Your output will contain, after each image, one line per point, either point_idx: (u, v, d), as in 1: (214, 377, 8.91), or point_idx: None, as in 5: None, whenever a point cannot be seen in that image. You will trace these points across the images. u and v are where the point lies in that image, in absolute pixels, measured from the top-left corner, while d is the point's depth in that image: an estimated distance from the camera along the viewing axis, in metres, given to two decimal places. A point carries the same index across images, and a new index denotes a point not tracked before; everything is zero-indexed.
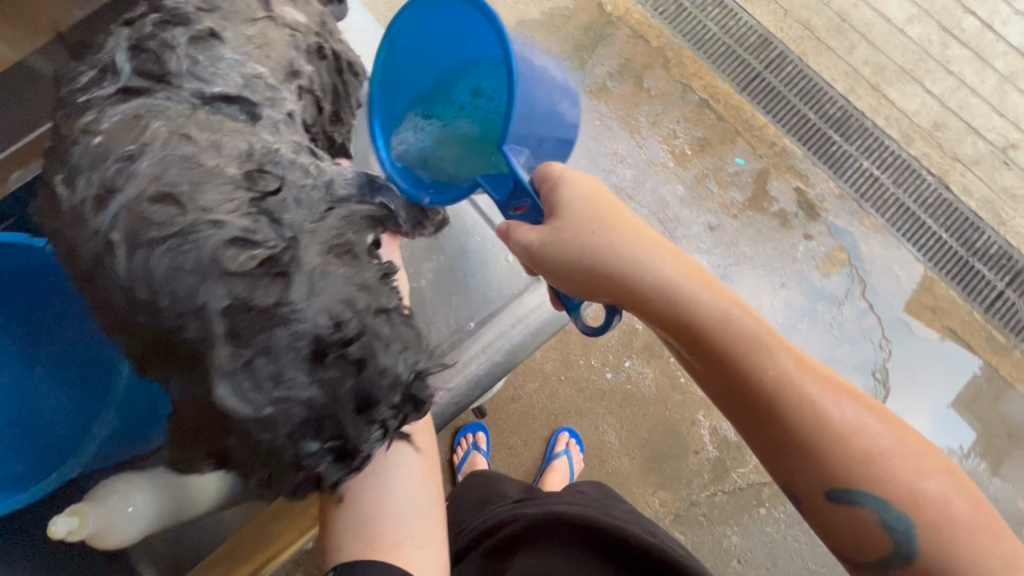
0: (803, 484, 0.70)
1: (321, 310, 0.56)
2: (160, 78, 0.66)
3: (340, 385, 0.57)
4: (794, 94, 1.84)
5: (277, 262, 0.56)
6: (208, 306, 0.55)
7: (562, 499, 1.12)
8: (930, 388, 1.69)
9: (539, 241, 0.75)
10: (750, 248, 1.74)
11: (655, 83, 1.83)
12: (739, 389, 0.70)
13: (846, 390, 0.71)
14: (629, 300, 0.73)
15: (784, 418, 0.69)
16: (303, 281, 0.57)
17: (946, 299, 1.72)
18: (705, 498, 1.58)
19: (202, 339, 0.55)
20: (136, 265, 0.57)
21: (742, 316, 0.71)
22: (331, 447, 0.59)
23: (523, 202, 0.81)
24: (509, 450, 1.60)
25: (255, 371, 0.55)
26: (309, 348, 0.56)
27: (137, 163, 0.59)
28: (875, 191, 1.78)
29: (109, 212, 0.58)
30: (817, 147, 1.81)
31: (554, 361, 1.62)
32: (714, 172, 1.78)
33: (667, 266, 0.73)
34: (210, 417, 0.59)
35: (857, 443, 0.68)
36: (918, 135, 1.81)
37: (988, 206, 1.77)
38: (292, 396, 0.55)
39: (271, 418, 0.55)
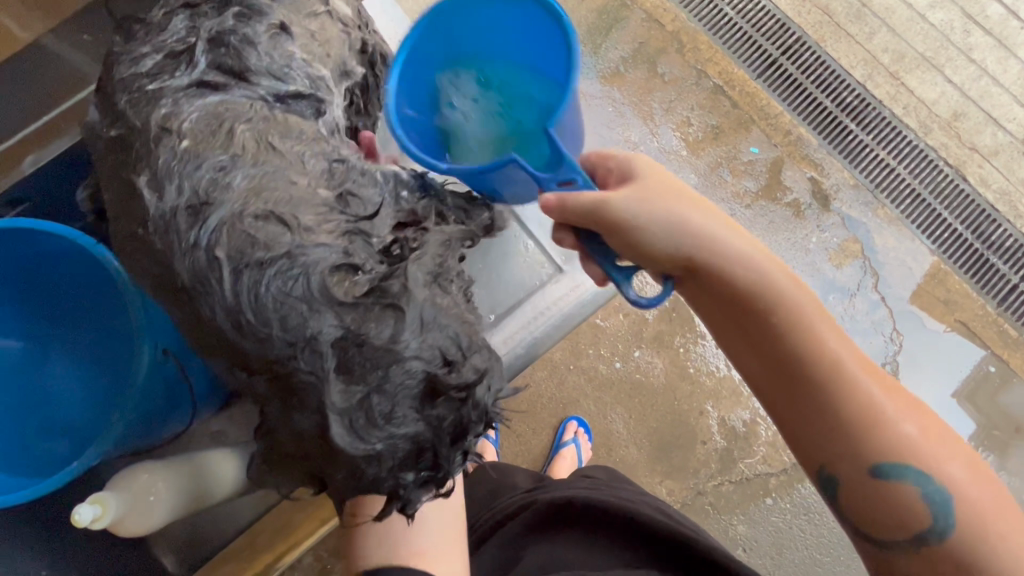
0: (847, 456, 0.80)
1: (432, 349, 0.59)
2: (240, 73, 0.72)
3: (443, 419, 0.59)
4: (811, 81, 1.80)
5: (389, 294, 0.59)
6: (319, 336, 0.58)
7: (573, 484, 1.13)
8: (940, 382, 1.68)
9: (624, 202, 0.80)
10: (762, 239, 1.72)
11: (669, 68, 1.80)
12: (784, 356, 0.82)
13: (888, 380, 0.83)
14: (701, 269, 0.83)
15: (824, 385, 0.80)
16: (415, 315, 0.59)
17: (959, 292, 1.71)
18: (711, 488, 1.59)
19: (314, 371, 0.58)
20: (244, 290, 0.60)
21: (808, 298, 0.83)
22: (425, 475, 0.62)
23: (570, 177, 0.83)
24: (518, 438, 1.61)
25: (369, 407, 0.57)
26: (422, 384, 0.58)
27: (230, 174, 0.64)
28: (891, 181, 1.76)
29: (208, 227, 0.62)
30: (833, 136, 1.78)
31: (563, 350, 1.62)
32: (728, 160, 1.75)
33: (749, 247, 0.84)
34: (303, 438, 0.61)
35: (897, 422, 0.79)
36: (937, 124, 1.78)
37: (1006, 198, 1.74)
38: (399, 432, 0.58)
39: (379, 453, 0.58)
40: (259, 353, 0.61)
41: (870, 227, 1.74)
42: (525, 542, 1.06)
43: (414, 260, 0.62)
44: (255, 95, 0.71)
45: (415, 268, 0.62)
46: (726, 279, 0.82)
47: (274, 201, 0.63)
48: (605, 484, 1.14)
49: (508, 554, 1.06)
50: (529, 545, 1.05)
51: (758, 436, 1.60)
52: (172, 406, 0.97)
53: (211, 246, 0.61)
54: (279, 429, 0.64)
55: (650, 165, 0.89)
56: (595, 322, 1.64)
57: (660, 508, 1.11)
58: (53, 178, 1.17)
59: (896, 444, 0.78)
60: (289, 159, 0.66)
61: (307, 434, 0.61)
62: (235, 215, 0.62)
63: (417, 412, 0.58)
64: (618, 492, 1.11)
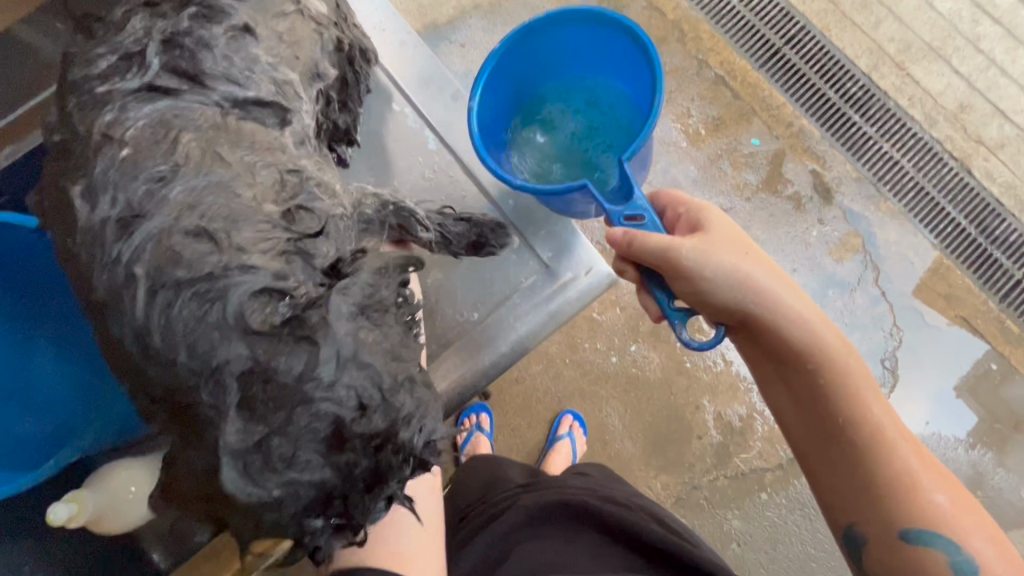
0: (874, 514, 0.83)
1: (347, 390, 0.61)
2: (196, 76, 0.76)
3: (352, 466, 0.60)
4: (814, 71, 1.77)
5: (306, 325, 0.62)
6: (225, 366, 0.61)
7: (567, 485, 1.12)
8: (939, 379, 1.66)
9: (690, 250, 0.87)
10: (762, 233, 1.69)
11: (670, 58, 1.77)
12: (823, 406, 0.87)
13: (920, 448, 0.86)
14: (757, 323, 0.88)
15: (860, 440, 0.84)
16: (331, 352, 0.61)
17: (961, 287, 1.69)
18: (707, 482, 1.58)
19: (215, 403, 0.61)
20: (157, 312, 0.64)
21: (857, 362, 0.88)
22: (334, 522, 0.63)
23: (641, 215, 0.96)
24: (512, 432, 1.60)
25: (268, 450, 0.59)
26: (329, 429, 0.60)
27: (168, 185, 0.68)
28: (894, 174, 1.73)
29: (133, 242, 0.66)
30: (836, 128, 1.75)
31: (559, 343, 1.62)
32: (728, 152, 1.73)
33: (810, 309, 0.89)
34: (206, 480, 0.62)
35: (928, 491, 0.82)
36: (942, 116, 1.75)
37: (1010, 191, 1.72)
38: (301, 478, 0.59)
39: (279, 498, 0.59)
40: (169, 374, 0.64)
41: (872, 221, 1.71)
42: (518, 537, 1.05)
43: (341, 290, 0.64)
44: (207, 100, 0.75)
45: (340, 299, 0.63)
46: (781, 335, 0.87)
47: (208, 218, 0.66)
48: (600, 487, 1.15)
49: (499, 550, 1.05)
50: (521, 543, 1.04)
51: (754, 431, 1.60)
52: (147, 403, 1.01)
53: (131, 265, 0.66)
54: (185, 467, 0.65)
55: (728, 224, 0.94)
56: (591, 316, 1.63)
57: (653, 513, 1.12)
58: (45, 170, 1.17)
59: (924, 510, 0.81)
60: (235, 169, 0.70)
61: (207, 473, 0.61)
62: (158, 233, 0.66)
63: (321, 459, 0.59)
64: (613, 494, 1.12)
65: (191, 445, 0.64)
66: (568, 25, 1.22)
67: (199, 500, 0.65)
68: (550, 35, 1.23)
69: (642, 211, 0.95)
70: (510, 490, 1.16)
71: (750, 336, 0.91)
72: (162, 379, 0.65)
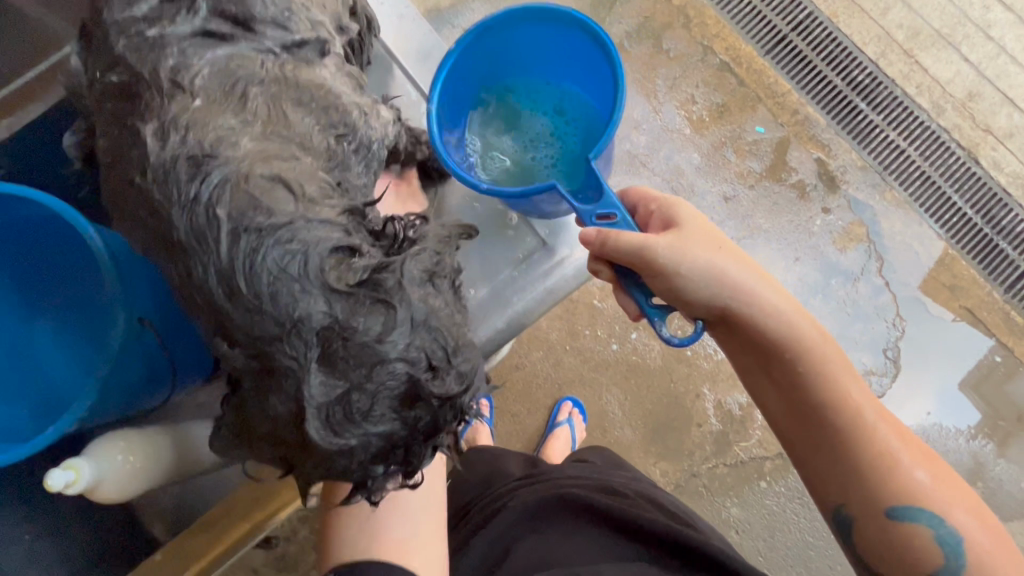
0: (856, 495, 0.84)
1: (418, 351, 0.58)
2: (246, 22, 0.72)
3: (420, 421, 0.60)
4: (821, 58, 1.74)
5: (382, 288, 0.59)
6: (308, 319, 0.58)
7: (565, 477, 1.13)
8: (940, 370, 1.65)
9: (664, 247, 0.85)
10: (765, 221, 1.68)
11: (674, 44, 1.75)
12: (806, 398, 0.87)
13: (898, 427, 0.86)
14: (733, 317, 0.87)
15: (845, 429, 0.84)
16: (406, 314, 0.59)
17: (966, 278, 1.67)
18: (706, 470, 1.59)
19: (296, 356, 0.58)
20: (241, 255, 0.60)
21: (833, 351, 0.87)
22: (396, 467, 0.63)
23: (613, 214, 0.91)
24: (512, 418, 1.60)
25: (348, 403, 0.57)
26: (400, 389, 0.58)
27: (238, 135, 0.64)
28: (900, 163, 1.71)
29: (211, 182, 0.62)
30: (842, 117, 1.73)
31: (559, 331, 1.61)
32: (732, 140, 1.71)
33: (784, 300, 0.88)
34: (283, 424, 0.60)
35: (908, 469, 0.83)
36: (950, 105, 1.72)
37: (1018, 181, 1.70)
38: (374, 430, 0.58)
39: (352, 447, 0.58)
40: (246, 323, 0.60)
41: (877, 211, 1.70)
42: (519, 532, 1.05)
43: (413, 255, 0.63)
44: (263, 47, 0.72)
45: (412, 263, 0.62)
46: (759, 327, 0.87)
47: (283, 168, 0.64)
48: (597, 478, 1.14)
49: (500, 545, 1.05)
50: (522, 539, 1.04)
51: (754, 420, 1.59)
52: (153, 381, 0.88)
53: (213, 205, 0.61)
54: (253, 406, 0.63)
55: (701, 216, 0.92)
56: (593, 303, 1.62)
57: (650, 498, 1.12)
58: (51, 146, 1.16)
59: (905, 487, 0.82)
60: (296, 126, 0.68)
61: (286, 418, 0.60)
62: (234, 171, 0.62)
63: (389, 411, 0.58)
64: (610, 485, 1.12)
65: (268, 393, 0.61)
66: (536, 27, 1.11)
67: (267, 443, 0.64)
68: (514, 34, 1.11)
69: (614, 210, 0.91)
70: (508, 485, 1.15)
71: (728, 331, 0.90)
72: (240, 327, 0.61)
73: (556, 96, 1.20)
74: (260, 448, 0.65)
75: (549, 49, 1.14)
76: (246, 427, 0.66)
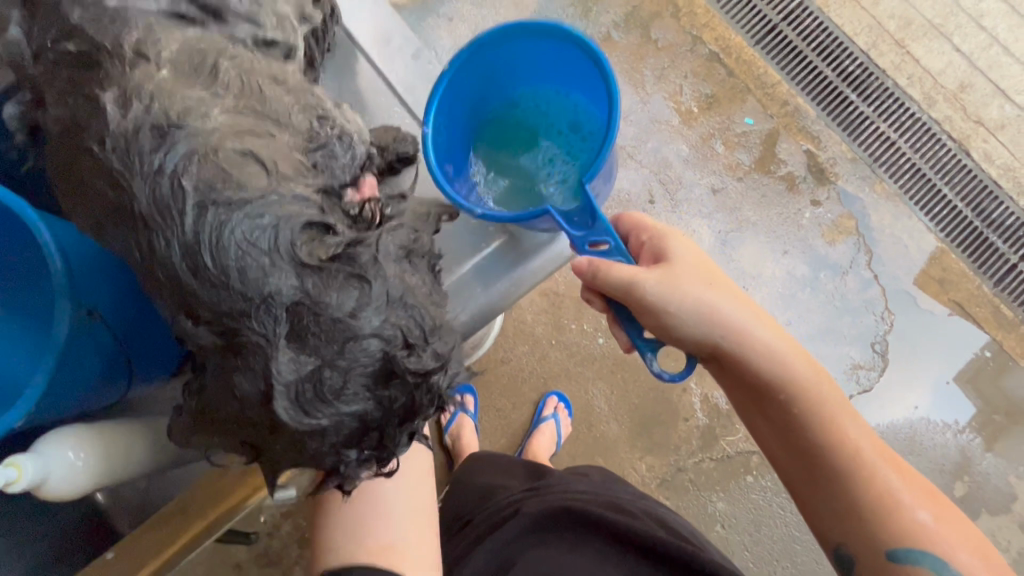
0: (855, 536, 0.81)
1: (393, 328, 0.55)
2: (217, 11, 0.67)
3: (395, 401, 0.56)
4: (812, 49, 1.72)
5: (357, 264, 0.54)
6: (276, 296, 0.52)
7: (570, 488, 1.12)
8: (930, 365, 1.64)
9: (654, 286, 0.81)
10: (753, 214, 1.66)
11: (663, 34, 1.72)
12: (800, 435, 0.85)
13: (898, 465, 0.84)
14: (725, 354, 0.85)
15: (840, 466, 0.82)
16: (381, 292, 0.54)
17: (956, 271, 1.66)
18: (692, 465, 1.58)
19: (265, 333, 0.52)
20: (207, 230, 0.52)
21: (826, 387, 0.85)
22: (369, 452, 0.59)
23: (603, 238, 0.82)
24: (497, 413, 1.59)
25: (318, 381, 0.53)
26: (376, 368, 0.54)
27: (208, 107, 0.57)
28: (891, 155, 1.69)
29: (176, 153, 0.54)
30: (833, 108, 1.71)
31: (545, 325, 1.60)
32: (720, 131, 1.69)
33: (777, 336, 0.86)
34: (247, 405, 0.55)
35: (911, 512, 0.80)
36: (942, 96, 1.70)
37: (1009, 174, 1.68)
38: (347, 410, 0.54)
39: (324, 428, 0.54)
40: (211, 302, 0.53)
41: (867, 205, 1.68)
42: (522, 546, 1.02)
43: (389, 231, 0.59)
44: (235, 37, 0.67)
45: (388, 240, 0.58)
46: (750, 364, 0.85)
47: (252, 138, 0.56)
48: (597, 489, 1.13)
49: (503, 560, 1.02)
50: (526, 552, 1.01)
51: None
52: (112, 379, 0.75)
53: (179, 175, 0.53)
54: (212, 382, 0.58)
55: (693, 247, 0.89)
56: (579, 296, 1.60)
57: (656, 517, 1.10)
58: None
59: (910, 532, 0.78)
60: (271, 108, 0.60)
61: (250, 399, 0.54)
62: (198, 135, 0.54)
63: (365, 391, 0.54)
64: (616, 501, 1.10)
65: (233, 373, 0.55)
66: (540, 37, 0.88)
67: (232, 426, 0.59)
68: (513, 47, 0.90)
69: (606, 233, 0.81)
70: (509, 498, 1.13)
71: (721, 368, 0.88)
72: (206, 304, 0.53)
73: (568, 110, 0.96)
74: (219, 427, 0.60)
75: (556, 66, 0.92)
76: (208, 409, 0.60)
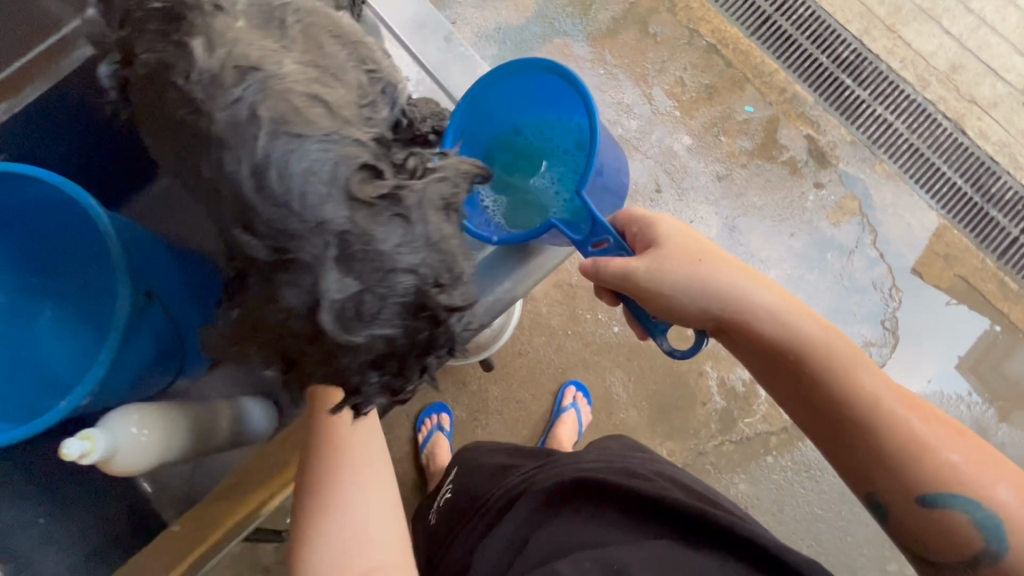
0: (890, 492, 0.78)
1: (429, 265, 0.50)
2: None
3: (420, 337, 0.52)
4: (806, 38, 1.77)
5: (403, 203, 0.49)
6: (324, 222, 0.46)
7: (581, 461, 1.11)
8: (939, 339, 1.67)
9: (644, 269, 0.81)
10: (759, 198, 1.69)
11: (661, 28, 1.76)
12: (823, 402, 0.82)
13: (922, 411, 0.80)
14: (731, 327, 0.85)
15: (871, 424, 0.79)
16: (422, 227, 0.49)
17: (958, 246, 1.69)
18: (712, 448, 1.59)
19: (303, 257, 0.47)
20: (257, 144, 0.46)
21: (841, 347, 0.83)
22: (388, 383, 0.54)
23: (603, 238, 0.84)
24: (517, 405, 1.60)
25: (357, 305, 0.48)
26: (412, 304, 0.50)
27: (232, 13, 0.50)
28: (889, 137, 1.73)
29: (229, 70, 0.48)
30: (829, 93, 1.75)
31: (560, 316, 1.62)
32: (722, 120, 1.73)
33: (779, 302, 0.85)
34: (285, 321, 0.49)
35: (942, 457, 0.77)
36: (934, 78, 1.75)
37: (1005, 149, 1.72)
38: (375, 334, 0.49)
39: (346, 356, 0.49)
40: (254, 216, 0.47)
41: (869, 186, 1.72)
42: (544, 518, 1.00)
43: (437, 177, 0.52)
44: None
45: (433, 184, 0.51)
46: (756, 333, 0.83)
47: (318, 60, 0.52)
48: (609, 462, 1.11)
49: (522, 535, 0.99)
50: (546, 522, 1.00)
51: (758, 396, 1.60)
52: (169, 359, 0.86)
53: (257, 103, 0.47)
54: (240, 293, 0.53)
55: (681, 224, 0.88)
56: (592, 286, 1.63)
57: (676, 484, 1.08)
58: None
59: (942, 476, 0.76)
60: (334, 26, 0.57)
61: (287, 316, 0.48)
62: (276, 78, 0.48)
63: (395, 323, 0.50)
64: (631, 471, 1.08)
65: (273, 288, 0.48)
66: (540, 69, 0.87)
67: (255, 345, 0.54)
68: (508, 86, 0.89)
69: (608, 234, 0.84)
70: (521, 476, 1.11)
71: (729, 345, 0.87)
72: (248, 218, 0.47)
73: (572, 130, 0.92)
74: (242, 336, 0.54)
75: (556, 92, 0.90)
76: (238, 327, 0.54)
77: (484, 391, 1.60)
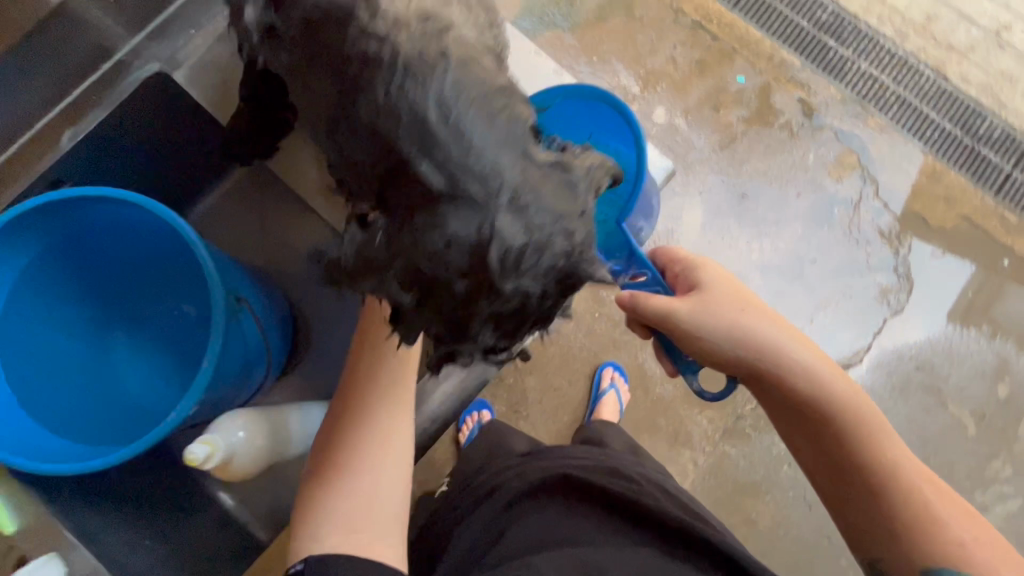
0: (889, 554, 0.85)
1: (580, 235, 0.63)
2: None
3: (548, 296, 0.63)
4: (787, 5, 1.82)
5: (565, 173, 0.65)
6: (504, 175, 0.61)
7: (568, 455, 1.06)
8: (944, 281, 1.70)
9: (689, 312, 0.88)
10: (761, 163, 1.73)
11: (646, 11, 1.81)
12: (841, 448, 0.88)
13: (927, 481, 0.87)
14: (763, 378, 0.90)
15: (882, 476, 0.86)
16: (579, 203, 0.64)
17: (957, 187, 1.74)
18: (750, 411, 1.62)
19: (482, 196, 0.60)
20: (454, 114, 0.63)
21: (863, 407, 0.89)
22: (502, 334, 0.65)
23: (641, 273, 0.96)
24: (556, 392, 1.61)
25: (518, 252, 0.60)
26: (554, 277, 0.62)
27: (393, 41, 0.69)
28: (878, 92, 1.78)
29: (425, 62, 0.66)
30: (814, 56, 1.80)
31: (586, 300, 1.64)
32: (716, 94, 1.77)
33: (814, 357, 0.91)
34: (452, 246, 0.60)
35: (948, 531, 0.83)
36: (912, 30, 1.81)
37: (987, 90, 1.79)
38: (524, 281, 0.60)
39: (498, 292, 0.60)
40: (444, 163, 0.61)
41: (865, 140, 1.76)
42: (526, 515, 0.95)
43: (586, 161, 0.68)
44: None
45: (586, 172, 0.66)
46: (787, 386, 0.89)
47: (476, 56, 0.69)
48: (593, 459, 1.04)
49: (500, 528, 0.95)
50: (527, 515, 0.96)
51: None
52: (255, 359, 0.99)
53: (421, 71, 0.65)
54: (402, 225, 0.64)
55: (731, 284, 0.92)
56: None
57: (664, 491, 1.02)
58: (94, 162, 1.17)
59: (947, 550, 0.81)
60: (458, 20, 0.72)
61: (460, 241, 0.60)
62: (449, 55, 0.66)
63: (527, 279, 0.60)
64: (615, 466, 1.03)
65: (445, 220, 0.61)
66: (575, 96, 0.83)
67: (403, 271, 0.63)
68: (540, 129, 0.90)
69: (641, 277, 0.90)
70: (505, 472, 1.06)
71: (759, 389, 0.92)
72: (444, 159, 0.62)
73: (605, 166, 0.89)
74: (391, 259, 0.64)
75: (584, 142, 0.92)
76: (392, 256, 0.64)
77: (520, 383, 1.61)
